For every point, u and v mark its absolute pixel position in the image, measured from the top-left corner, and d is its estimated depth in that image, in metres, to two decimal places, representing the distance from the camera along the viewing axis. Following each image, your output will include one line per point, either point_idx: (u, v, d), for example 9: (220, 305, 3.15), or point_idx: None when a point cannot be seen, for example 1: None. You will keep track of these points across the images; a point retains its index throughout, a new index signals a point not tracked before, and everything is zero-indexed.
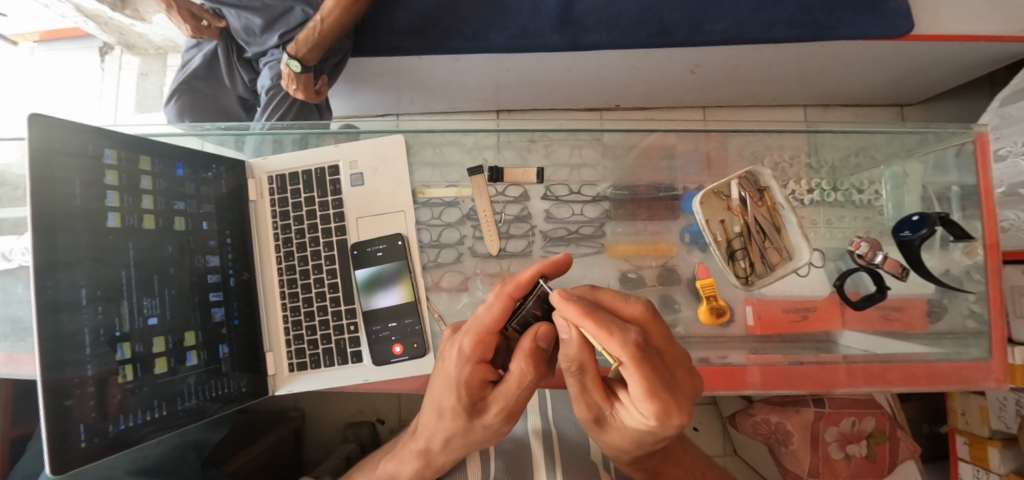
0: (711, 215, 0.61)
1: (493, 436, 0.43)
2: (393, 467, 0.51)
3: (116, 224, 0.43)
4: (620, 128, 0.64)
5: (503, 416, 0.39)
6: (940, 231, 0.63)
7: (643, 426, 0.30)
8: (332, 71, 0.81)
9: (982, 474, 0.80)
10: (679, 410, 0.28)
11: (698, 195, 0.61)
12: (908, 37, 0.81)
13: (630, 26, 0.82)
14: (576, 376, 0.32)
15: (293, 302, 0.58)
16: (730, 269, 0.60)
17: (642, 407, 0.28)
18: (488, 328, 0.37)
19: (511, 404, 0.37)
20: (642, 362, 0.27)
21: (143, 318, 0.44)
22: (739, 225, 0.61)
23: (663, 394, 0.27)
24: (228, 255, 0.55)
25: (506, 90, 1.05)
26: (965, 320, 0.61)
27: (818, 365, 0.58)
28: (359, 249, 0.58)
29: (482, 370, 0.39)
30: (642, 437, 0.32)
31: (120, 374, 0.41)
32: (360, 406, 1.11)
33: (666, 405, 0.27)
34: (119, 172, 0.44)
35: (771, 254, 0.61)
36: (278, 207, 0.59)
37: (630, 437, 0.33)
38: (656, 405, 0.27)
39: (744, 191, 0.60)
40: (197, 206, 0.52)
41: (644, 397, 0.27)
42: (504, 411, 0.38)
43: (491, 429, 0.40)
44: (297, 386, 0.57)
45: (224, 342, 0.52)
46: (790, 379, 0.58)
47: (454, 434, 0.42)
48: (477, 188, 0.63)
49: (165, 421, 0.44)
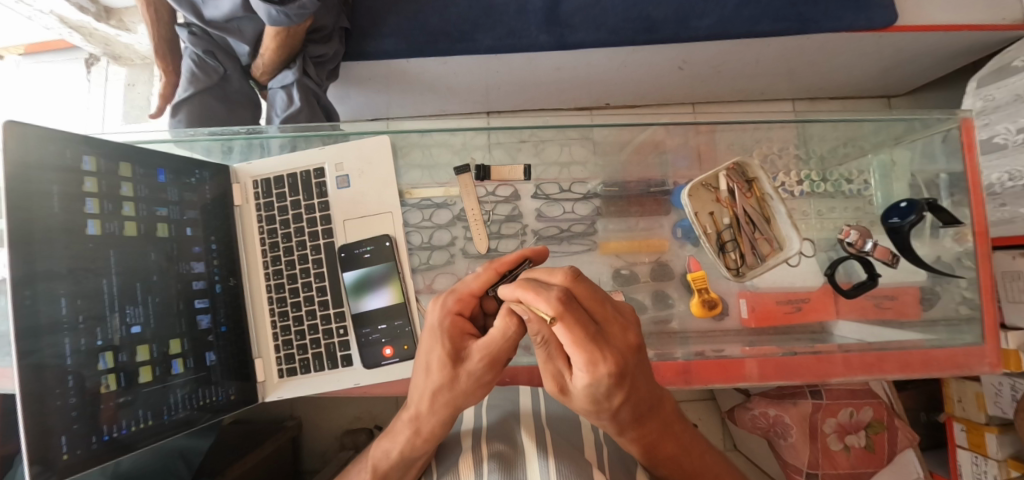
0: (700, 208, 0.61)
1: (481, 392, 0.41)
2: (389, 443, 0.49)
3: (96, 232, 0.43)
4: (611, 123, 0.64)
5: (485, 364, 0.38)
6: (929, 217, 0.63)
7: (587, 387, 0.29)
8: (326, 76, 0.82)
9: (979, 460, 0.80)
10: (607, 360, 0.28)
11: (687, 187, 0.61)
12: (892, 28, 0.82)
13: (617, 24, 0.82)
14: (542, 347, 0.31)
15: (282, 307, 0.57)
16: (721, 261, 0.59)
17: (574, 359, 0.28)
18: (471, 290, 0.41)
19: (491, 355, 0.37)
20: (563, 313, 0.28)
21: (126, 327, 0.44)
22: (728, 216, 0.60)
23: (588, 346, 0.28)
24: (214, 261, 0.54)
25: (496, 91, 1.05)
26: (957, 306, 0.61)
27: (814, 355, 0.58)
28: (346, 251, 0.57)
29: (463, 324, 0.40)
30: (599, 400, 0.31)
31: (103, 385, 0.40)
32: (356, 413, 1.11)
33: (592, 356, 0.28)
34: (99, 178, 0.44)
35: (761, 245, 0.60)
36: (264, 211, 0.59)
37: (591, 404, 0.32)
38: (582, 353, 0.27)
39: (732, 182, 0.60)
40: (181, 213, 0.51)
41: (572, 347, 0.27)
42: (486, 359, 0.37)
43: (475, 378, 0.39)
44: (288, 392, 0.56)
45: (211, 350, 0.51)
46: (786, 371, 0.58)
47: (438, 393, 0.41)
48: (465, 187, 0.62)
49: (154, 431, 0.44)
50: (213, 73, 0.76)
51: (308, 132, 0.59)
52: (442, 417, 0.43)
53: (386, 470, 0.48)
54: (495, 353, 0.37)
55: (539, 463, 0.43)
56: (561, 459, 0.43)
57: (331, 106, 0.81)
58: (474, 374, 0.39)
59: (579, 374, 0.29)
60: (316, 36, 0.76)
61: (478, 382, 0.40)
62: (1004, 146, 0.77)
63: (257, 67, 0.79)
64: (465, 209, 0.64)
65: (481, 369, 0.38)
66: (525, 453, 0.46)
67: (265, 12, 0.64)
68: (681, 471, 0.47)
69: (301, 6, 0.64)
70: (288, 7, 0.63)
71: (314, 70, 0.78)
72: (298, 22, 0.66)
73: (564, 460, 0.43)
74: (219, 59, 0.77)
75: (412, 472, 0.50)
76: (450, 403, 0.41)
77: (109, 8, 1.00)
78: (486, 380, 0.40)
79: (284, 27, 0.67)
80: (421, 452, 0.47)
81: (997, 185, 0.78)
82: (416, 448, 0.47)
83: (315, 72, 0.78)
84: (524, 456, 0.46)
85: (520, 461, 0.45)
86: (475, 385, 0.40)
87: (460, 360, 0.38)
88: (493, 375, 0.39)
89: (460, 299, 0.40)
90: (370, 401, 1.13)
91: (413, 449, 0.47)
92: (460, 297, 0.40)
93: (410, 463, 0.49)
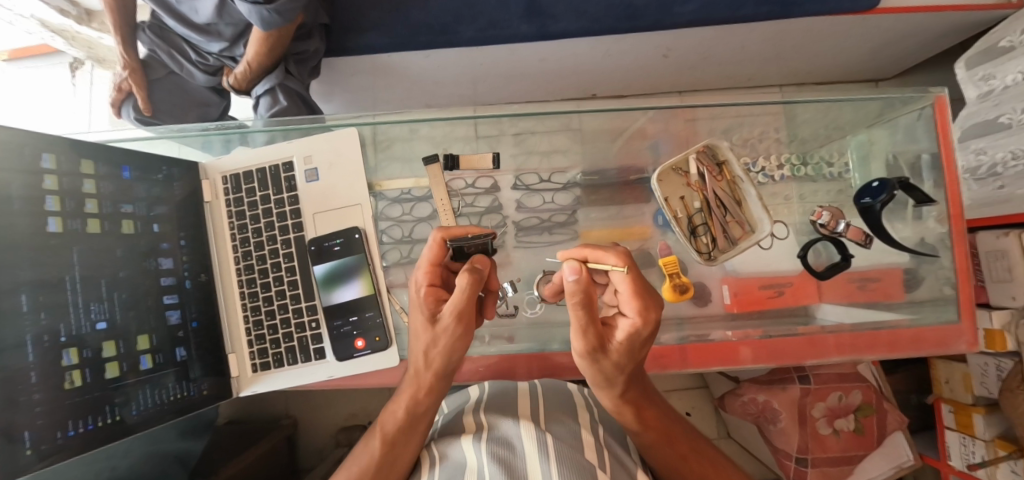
0: (671, 192, 0.61)
1: (466, 346, 0.44)
2: (395, 404, 0.49)
3: (57, 230, 0.42)
4: (599, 110, 0.61)
5: (456, 319, 0.41)
6: (904, 198, 0.62)
7: (633, 333, 0.37)
8: (312, 73, 0.82)
9: (968, 441, 0.80)
10: (657, 308, 0.37)
11: (655, 172, 0.61)
12: (874, 10, 0.82)
13: (599, 12, 0.81)
14: (584, 308, 0.36)
15: (254, 302, 0.58)
16: (691, 245, 0.60)
17: (630, 307, 0.37)
18: (432, 262, 0.44)
19: (459, 308, 0.40)
20: (629, 269, 0.37)
21: (91, 322, 0.43)
22: (698, 200, 0.60)
23: (645, 295, 0.37)
24: (183, 257, 0.54)
25: (482, 84, 1.05)
26: (942, 286, 0.60)
27: (806, 338, 0.60)
28: (317, 244, 0.57)
29: (438, 291, 0.44)
30: (633, 350, 0.39)
31: (67, 380, 0.40)
32: (351, 410, 1.13)
33: (648, 302, 0.37)
34: (60, 176, 0.43)
35: (732, 228, 0.60)
36: (233, 207, 0.59)
37: (625, 356, 0.39)
38: (640, 300, 0.36)
39: (701, 165, 0.60)
40: (147, 209, 0.51)
41: (632, 296, 0.36)
42: (454, 314, 0.40)
43: (452, 334, 0.42)
44: (262, 387, 0.57)
45: (181, 346, 0.51)
46: (775, 352, 0.59)
47: (424, 348, 0.44)
48: (433, 178, 0.61)
49: (120, 427, 0.43)
50: (158, 69, 0.84)
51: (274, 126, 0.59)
52: (438, 371, 0.46)
53: (393, 434, 0.48)
54: (462, 305, 0.40)
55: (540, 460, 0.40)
56: (559, 452, 0.40)
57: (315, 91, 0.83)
58: (450, 330, 0.42)
59: (630, 320, 0.37)
60: (306, 39, 0.77)
61: (458, 338, 0.42)
62: (1008, 126, 0.74)
63: (241, 77, 0.77)
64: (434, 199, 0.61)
65: (453, 323, 0.41)
66: (523, 449, 0.42)
67: (257, 16, 0.63)
68: (660, 434, 0.50)
69: (289, 0, 0.63)
70: (277, 4, 0.62)
71: (295, 72, 0.78)
72: (291, 18, 0.65)
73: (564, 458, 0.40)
74: (163, 56, 0.81)
75: (416, 440, 0.49)
76: (441, 360, 0.44)
77: (91, 11, 1.00)
78: (461, 334, 0.42)
79: (277, 29, 0.67)
80: (427, 407, 0.48)
81: (1000, 165, 0.76)
82: (420, 402, 0.48)
83: (297, 72, 0.79)
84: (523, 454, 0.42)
85: (518, 459, 0.41)
86: (455, 341, 0.42)
87: (437, 322, 0.42)
88: (467, 329, 0.42)
89: (426, 271, 0.44)
90: (364, 399, 1.15)
91: (418, 404, 0.48)
92: (427, 268, 0.44)
93: (415, 425, 0.49)
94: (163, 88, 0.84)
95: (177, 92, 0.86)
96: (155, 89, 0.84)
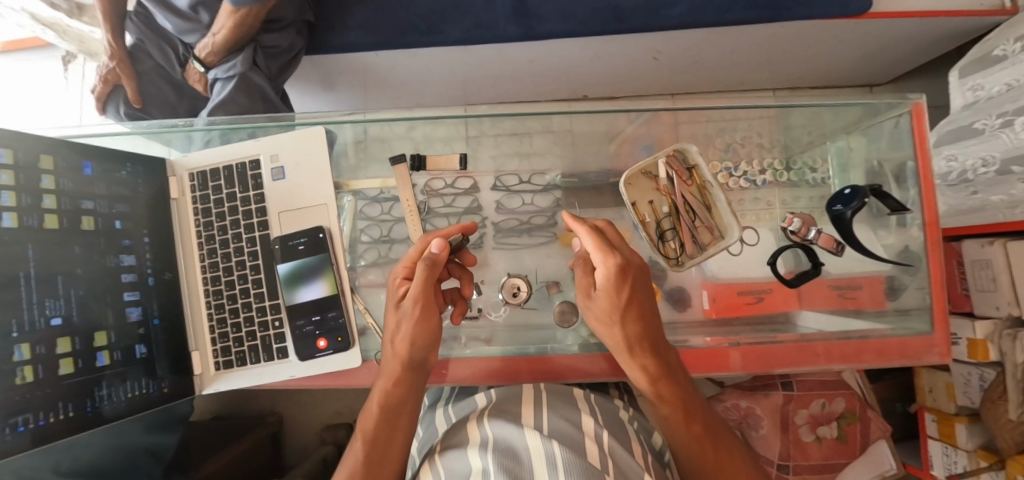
0: (639, 197, 0.60)
1: (426, 332, 0.49)
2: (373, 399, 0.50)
3: (11, 224, 0.41)
4: (590, 111, 0.62)
5: (416, 299, 0.49)
6: (875, 204, 0.62)
7: (604, 277, 0.46)
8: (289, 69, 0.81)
9: (950, 451, 0.79)
10: (615, 256, 0.46)
11: (625, 175, 0.60)
12: (866, 15, 0.81)
13: (586, 14, 0.81)
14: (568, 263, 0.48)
15: (218, 300, 0.58)
16: (659, 251, 0.59)
17: (598, 257, 0.47)
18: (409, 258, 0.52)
19: (417, 288, 0.48)
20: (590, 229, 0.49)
21: (47, 319, 0.43)
22: (667, 204, 0.59)
23: (602, 245, 0.47)
24: (146, 254, 0.54)
25: (471, 84, 1.05)
26: (925, 295, 0.59)
27: (795, 343, 0.58)
28: (280, 243, 0.56)
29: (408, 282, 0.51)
30: (613, 295, 0.46)
31: (18, 376, 0.40)
32: (337, 408, 1.13)
33: (605, 250, 0.47)
34: (17, 171, 0.42)
35: (702, 234, 0.59)
36: (200, 205, 0.59)
37: (608, 301, 0.47)
38: (600, 250, 0.47)
39: (671, 170, 0.58)
40: (109, 206, 0.50)
41: (594, 247, 0.47)
42: (417, 294, 0.48)
43: (410, 313, 0.49)
44: (225, 385, 0.57)
45: (142, 343, 0.51)
46: (768, 359, 0.58)
47: (395, 335, 0.49)
48: (400, 178, 0.61)
49: (74, 424, 0.43)
50: (146, 60, 0.84)
51: (235, 125, 0.58)
52: (400, 361, 0.49)
53: (373, 431, 0.48)
54: (421, 285, 0.48)
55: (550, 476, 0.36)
56: (571, 468, 0.36)
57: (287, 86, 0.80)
58: (410, 310, 0.49)
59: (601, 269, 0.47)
60: (287, 32, 0.77)
61: (415, 318, 0.49)
62: (981, 131, 0.73)
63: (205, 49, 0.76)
64: (400, 199, 0.62)
65: (412, 304, 0.49)
66: (531, 460, 0.38)
67: None
68: (690, 427, 0.48)
69: None
70: None
71: (267, 62, 0.77)
72: None
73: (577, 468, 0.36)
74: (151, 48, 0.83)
75: (397, 439, 0.49)
76: (401, 346, 0.49)
77: (82, 5, 0.99)
78: (424, 317, 0.49)
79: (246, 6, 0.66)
80: (398, 403, 0.49)
81: (970, 172, 0.76)
82: (390, 396, 0.49)
83: (271, 65, 0.77)
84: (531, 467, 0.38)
85: (527, 472, 0.37)
86: (419, 324, 0.49)
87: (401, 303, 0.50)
88: (428, 310, 0.49)
89: (404, 266, 0.52)
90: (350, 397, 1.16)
91: (387, 398, 0.49)
92: (403, 261, 0.52)
93: (393, 421, 0.49)
94: (151, 81, 0.84)
95: (164, 86, 0.85)
96: (143, 81, 0.83)
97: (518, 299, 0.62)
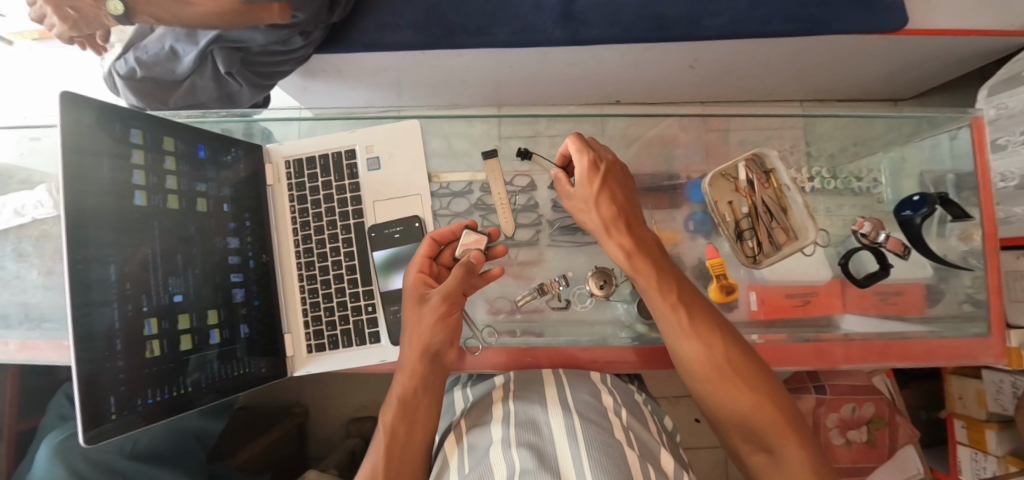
0: (719, 197, 0.63)
1: (446, 327, 0.52)
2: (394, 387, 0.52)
3: (142, 203, 0.44)
4: (625, 113, 0.68)
5: (441, 296, 0.52)
6: (940, 212, 0.64)
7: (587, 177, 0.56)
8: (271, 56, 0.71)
9: (979, 457, 0.82)
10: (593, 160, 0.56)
11: (705, 178, 0.63)
12: (903, 31, 0.83)
13: (631, 21, 0.83)
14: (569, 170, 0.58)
15: (311, 285, 0.59)
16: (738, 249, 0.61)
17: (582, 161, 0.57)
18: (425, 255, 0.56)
19: (448, 289, 0.52)
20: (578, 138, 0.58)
21: (170, 295, 0.45)
22: (747, 205, 0.62)
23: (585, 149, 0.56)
24: (246, 237, 0.55)
25: (507, 87, 1.07)
26: (962, 304, 0.63)
27: (813, 349, 0.61)
28: (376, 231, 0.59)
29: (425, 278, 0.55)
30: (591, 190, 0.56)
31: (148, 349, 0.42)
32: (363, 401, 1.13)
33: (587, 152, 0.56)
34: (145, 152, 0.45)
35: (777, 234, 0.61)
36: (295, 191, 0.60)
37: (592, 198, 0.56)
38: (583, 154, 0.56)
39: (751, 173, 0.61)
40: (218, 189, 0.52)
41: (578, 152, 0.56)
42: (444, 293, 0.52)
43: (434, 309, 0.52)
44: (315, 367, 0.58)
45: (243, 323, 0.53)
46: (783, 357, 0.61)
47: (418, 330, 0.52)
48: (489, 173, 0.64)
49: (186, 399, 0.45)
50: None
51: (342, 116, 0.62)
52: (418, 354, 0.51)
53: (393, 422, 0.49)
54: (451, 287, 0.52)
55: (570, 451, 0.40)
56: (589, 438, 0.41)
57: (264, 66, 0.73)
58: (433, 306, 0.52)
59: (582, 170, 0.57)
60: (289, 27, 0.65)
61: (437, 315, 0.52)
62: (1006, 147, 0.79)
63: None
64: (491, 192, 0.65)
65: (438, 301, 0.52)
66: (553, 442, 0.42)
67: None
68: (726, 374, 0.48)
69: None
70: None
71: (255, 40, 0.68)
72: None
73: (594, 443, 0.40)
74: None
75: (418, 429, 0.50)
76: (421, 339, 0.51)
77: None
78: (446, 314, 0.52)
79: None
80: (415, 393, 0.51)
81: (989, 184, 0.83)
82: (407, 388, 0.51)
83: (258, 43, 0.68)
84: (552, 444, 0.42)
85: (548, 446, 0.42)
86: (443, 320, 0.52)
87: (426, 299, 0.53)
88: (452, 308, 0.53)
89: (419, 262, 0.56)
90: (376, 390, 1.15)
91: (406, 389, 0.51)
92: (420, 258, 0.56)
93: (411, 412, 0.50)
94: None
95: None
96: None
97: (604, 290, 0.61)
